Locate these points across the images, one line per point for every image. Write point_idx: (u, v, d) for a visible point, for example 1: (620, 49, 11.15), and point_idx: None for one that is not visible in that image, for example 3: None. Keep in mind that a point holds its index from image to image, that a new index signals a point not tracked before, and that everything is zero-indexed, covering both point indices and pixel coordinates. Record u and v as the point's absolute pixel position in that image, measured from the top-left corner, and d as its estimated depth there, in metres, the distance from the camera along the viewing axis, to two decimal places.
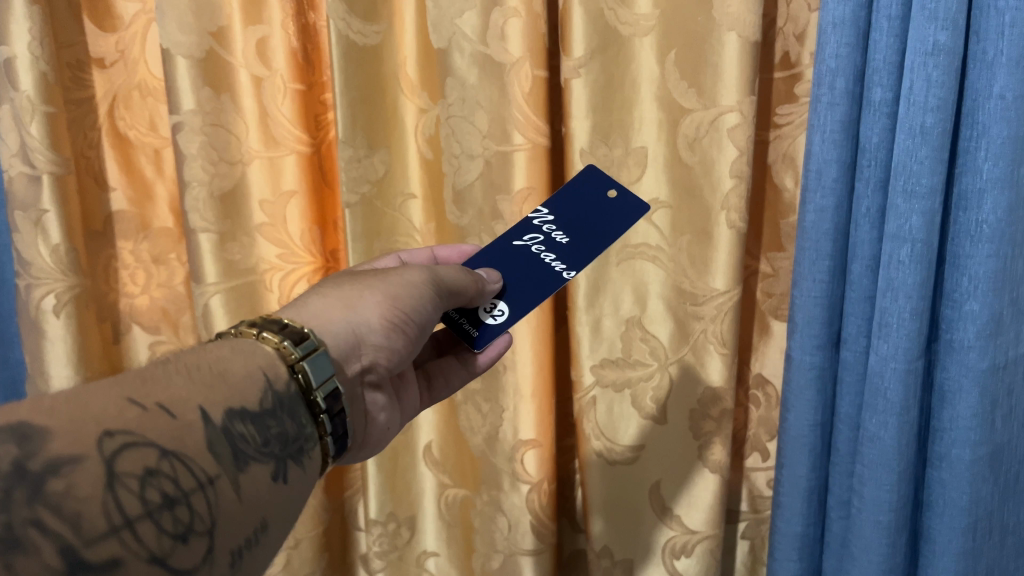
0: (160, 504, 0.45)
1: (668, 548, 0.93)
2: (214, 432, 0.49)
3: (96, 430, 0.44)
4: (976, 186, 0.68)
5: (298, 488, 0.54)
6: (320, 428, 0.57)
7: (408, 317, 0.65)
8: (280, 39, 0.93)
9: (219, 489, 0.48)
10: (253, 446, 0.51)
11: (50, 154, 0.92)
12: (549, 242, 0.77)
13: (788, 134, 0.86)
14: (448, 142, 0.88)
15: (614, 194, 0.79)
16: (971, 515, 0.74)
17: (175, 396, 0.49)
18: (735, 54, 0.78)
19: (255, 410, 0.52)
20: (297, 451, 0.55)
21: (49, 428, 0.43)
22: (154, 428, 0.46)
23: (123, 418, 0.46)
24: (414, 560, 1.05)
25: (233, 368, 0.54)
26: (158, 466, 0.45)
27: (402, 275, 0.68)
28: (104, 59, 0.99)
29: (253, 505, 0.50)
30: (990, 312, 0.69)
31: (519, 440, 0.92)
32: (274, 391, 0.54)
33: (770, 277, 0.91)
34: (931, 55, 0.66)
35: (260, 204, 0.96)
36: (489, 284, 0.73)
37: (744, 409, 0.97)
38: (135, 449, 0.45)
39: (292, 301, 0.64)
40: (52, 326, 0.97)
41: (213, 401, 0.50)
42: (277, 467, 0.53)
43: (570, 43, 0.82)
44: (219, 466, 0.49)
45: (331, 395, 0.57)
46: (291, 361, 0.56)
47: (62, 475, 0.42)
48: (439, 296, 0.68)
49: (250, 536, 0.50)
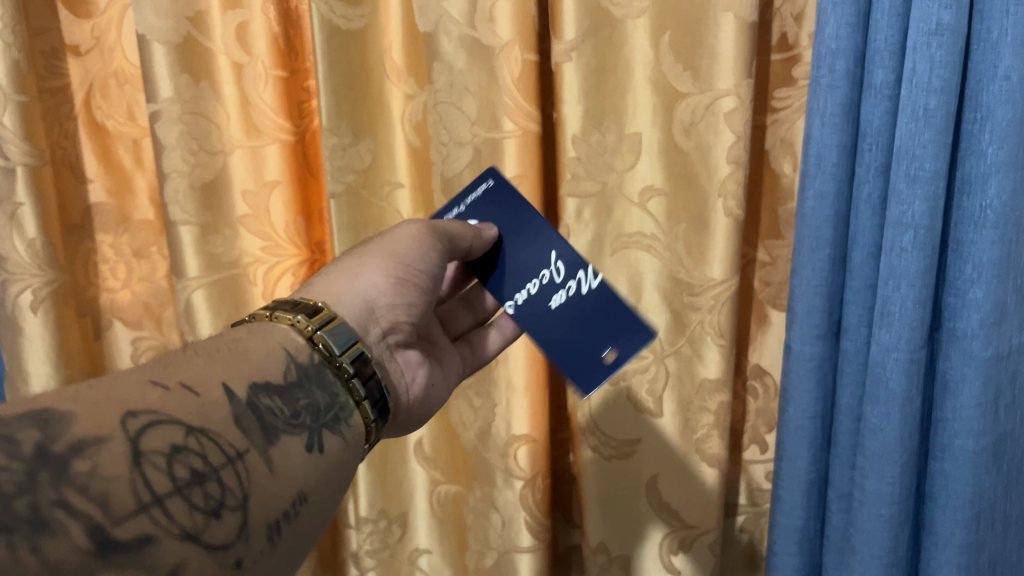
0: (189, 479, 0.44)
1: (665, 543, 0.91)
2: (239, 407, 0.50)
3: (120, 412, 0.44)
4: (980, 170, 0.66)
5: (338, 458, 0.54)
6: (354, 395, 0.57)
7: (404, 257, 0.64)
8: (260, 25, 0.90)
9: (249, 463, 0.48)
10: (282, 419, 0.51)
11: (24, 145, 0.89)
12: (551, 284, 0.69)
13: (786, 118, 0.84)
14: (436, 129, 0.85)
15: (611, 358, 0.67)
16: (974, 507, 0.72)
17: (197, 377, 0.50)
18: (731, 35, 0.75)
19: (279, 383, 0.53)
20: (332, 419, 0.55)
21: (72, 412, 0.43)
22: (179, 406, 0.47)
23: (147, 398, 0.46)
24: (406, 558, 1.04)
25: (252, 347, 0.54)
26: (185, 442, 0.45)
27: (400, 231, 0.66)
28: (79, 47, 0.96)
29: (288, 477, 0.50)
30: (994, 299, 0.67)
31: (512, 436, 0.90)
32: (298, 363, 0.55)
33: (769, 266, 0.89)
34: (935, 34, 0.63)
35: (242, 194, 0.94)
36: (486, 228, 0.70)
37: (741, 402, 0.95)
38: (161, 428, 0.45)
39: (302, 286, 0.65)
40: (30, 322, 0.95)
41: (235, 376, 0.51)
42: (311, 438, 0.52)
43: (560, 25, 0.79)
44: (248, 440, 0.49)
45: (358, 359, 0.58)
46: (308, 333, 0.57)
47: (87, 455, 0.41)
48: (439, 238, 0.65)
49: (289, 509, 0.49)
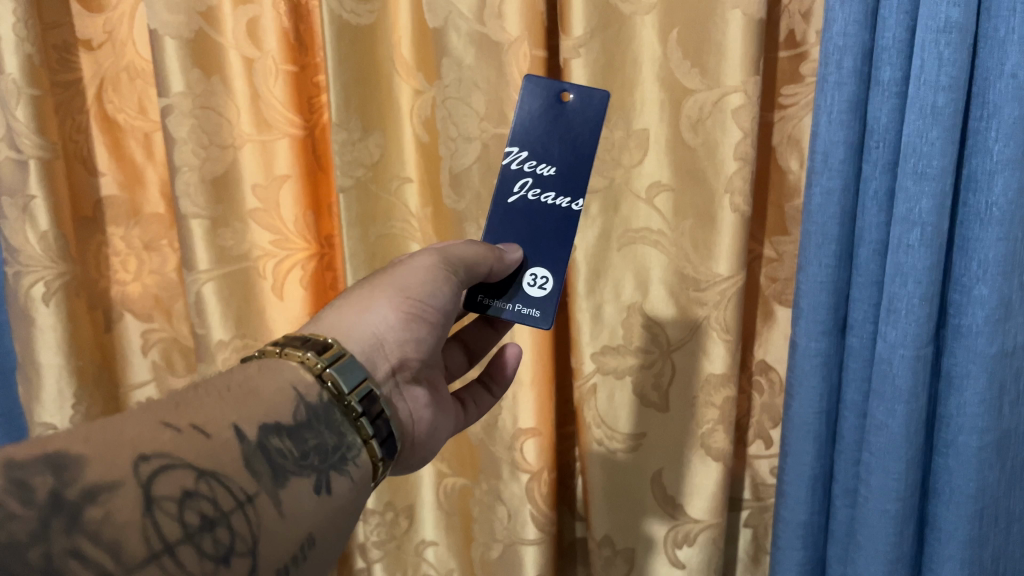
0: (200, 525, 0.45)
1: (669, 537, 0.92)
2: (249, 448, 0.50)
3: (132, 454, 0.45)
4: (986, 168, 0.66)
5: (345, 499, 0.54)
6: (362, 434, 0.56)
7: (417, 292, 0.63)
8: (271, 19, 0.91)
9: (259, 507, 0.48)
10: (291, 461, 0.51)
11: (37, 139, 0.90)
12: (540, 180, 0.72)
13: (793, 115, 0.84)
14: (444, 125, 0.86)
15: (570, 100, 0.72)
16: (977, 503, 0.73)
17: (209, 417, 0.49)
18: (740, 32, 0.75)
19: (289, 424, 0.52)
20: (340, 460, 0.54)
21: (84, 456, 0.44)
22: (190, 450, 0.47)
23: (157, 441, 0.46)
24: (412, 549, 1.06)
25: (262, 385, 0.53)
26: (196, 486, 0.46)
27: (412, 262, 0.65)
28: (91, 41, 0.97)
29: (298, 519, 0.50)
30: (999, 297, 0.67)
31: (519, 429, 0.90)
32: (307, 403, 0.54)
33: (775, 262, 0.89)
34: (943, 32, 0.64)
35: (252, 187, 0.94)
36: (509, 252, 0.69)
37: (745, 397, 0.96)
38: (171, 472, 0.45)
39: (310, 320, 0.63)
40: (41, 315, 0.96)
41: (246, 417, 0.51)
42: (319, 479, 0.52)
43: (569, 22, 0.79)
44: (258, 484, 0.49)
45: (367, 398, 0.56)
46: (318, 370, 0.55)
47: (100, 502, 0.42)
48: (452, 273, 0.65)
49: (297, 552, 0.50)
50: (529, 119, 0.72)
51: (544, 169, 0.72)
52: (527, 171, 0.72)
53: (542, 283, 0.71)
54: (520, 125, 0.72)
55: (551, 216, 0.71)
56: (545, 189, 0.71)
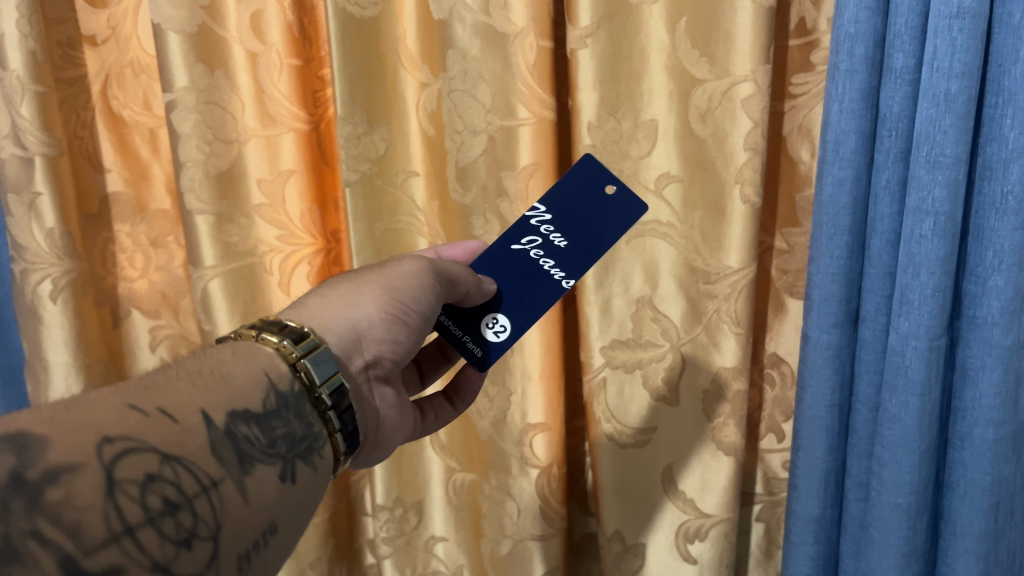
0: (162, 509, 0.44)
1: (680, 532, 0.91)
2: (217, 435, 0.48)
3: (96, 437, 0.43)
4: (1002, 155, 0.65)
5: (309, 488, 0.53)
6: (329, 426, 0.56)
7: (406, 296, 0.63)
8: (274, 13, 0.90)
9: (223, 493, 0.47)
10: (259, 448, 0.50)
11: (41, 135, 0.90)
12: (548, 246, 0.71)
13: (804, 104, 0.83)
14: (450, 118, 0.85)
15: (613, 192, 0.73)
16: (993, 496, 0.72)
17: (176, 401, 0.48)
18: (749, 21, 0.74)
19: (258, 412, 0.51)
20: (307, 450, 0.53)
21: (47, 437, 0.42)
22: (157, 434, 0.46)
23: (123, 424, 0.45)
24: (422, 545, 1.05)
25: (235, 371, 0.53)
26: (160, 471, 0.45)
27: (404, 264, 0.65)
28: (95, 37, 0.97)
29: (262, 507, 0.49)
30: (1016, 287, 0.66)
31: (527, 424, 0.90)
32: (277, 391, 0.53)
33: (786, 254, 0.88)
34: (956, 18, 0.62)
35: (258, 183, 0.94)
36: (486, 281, 0.70)
37: (757, 390, 0.95)
38: (136, 455, 0.44)
39: (293, 303, 0.62)
40: (48, 312, 0.96)
41: (215, 403, 0.49)
42: (285, 467, 0.51)
43: (576, 12, 0.78)
44: (223, 469, 0.48)
45: (337, 391, 0.56)
46: (293, 360, 0.55)
47: (60, 484, 0.41)
48: (440, 283, 0.65)
49: (259, 539, 0.49)
50: (569, 189, 0.73)
51: (557, 244, 0.71)
52: (542, 232, 0.72)
53: (499, 329, 0.70)
54: (556, 191, 0.73)
55: (541, 276, 0.71)
56: (548, 255, 0.71)
